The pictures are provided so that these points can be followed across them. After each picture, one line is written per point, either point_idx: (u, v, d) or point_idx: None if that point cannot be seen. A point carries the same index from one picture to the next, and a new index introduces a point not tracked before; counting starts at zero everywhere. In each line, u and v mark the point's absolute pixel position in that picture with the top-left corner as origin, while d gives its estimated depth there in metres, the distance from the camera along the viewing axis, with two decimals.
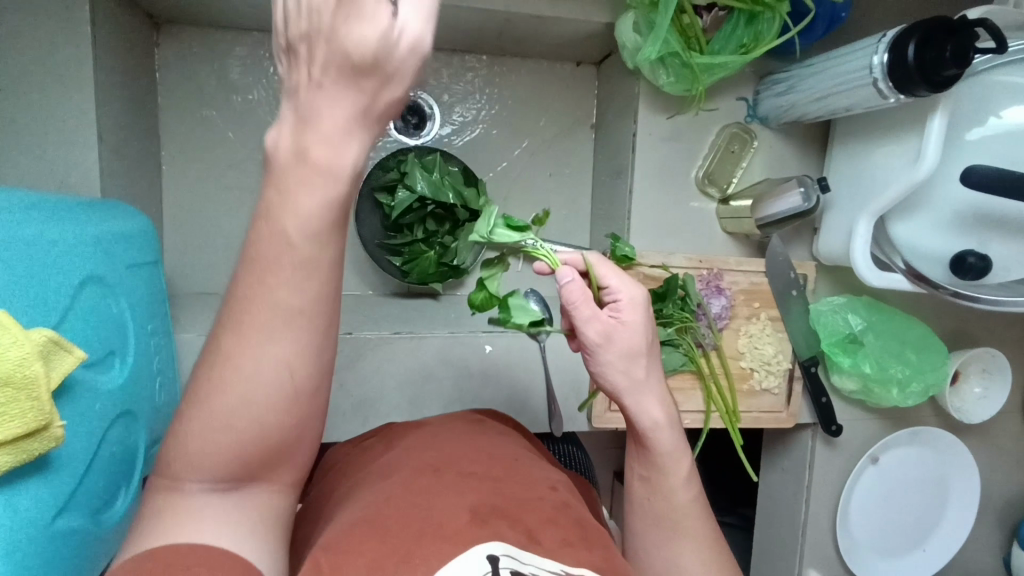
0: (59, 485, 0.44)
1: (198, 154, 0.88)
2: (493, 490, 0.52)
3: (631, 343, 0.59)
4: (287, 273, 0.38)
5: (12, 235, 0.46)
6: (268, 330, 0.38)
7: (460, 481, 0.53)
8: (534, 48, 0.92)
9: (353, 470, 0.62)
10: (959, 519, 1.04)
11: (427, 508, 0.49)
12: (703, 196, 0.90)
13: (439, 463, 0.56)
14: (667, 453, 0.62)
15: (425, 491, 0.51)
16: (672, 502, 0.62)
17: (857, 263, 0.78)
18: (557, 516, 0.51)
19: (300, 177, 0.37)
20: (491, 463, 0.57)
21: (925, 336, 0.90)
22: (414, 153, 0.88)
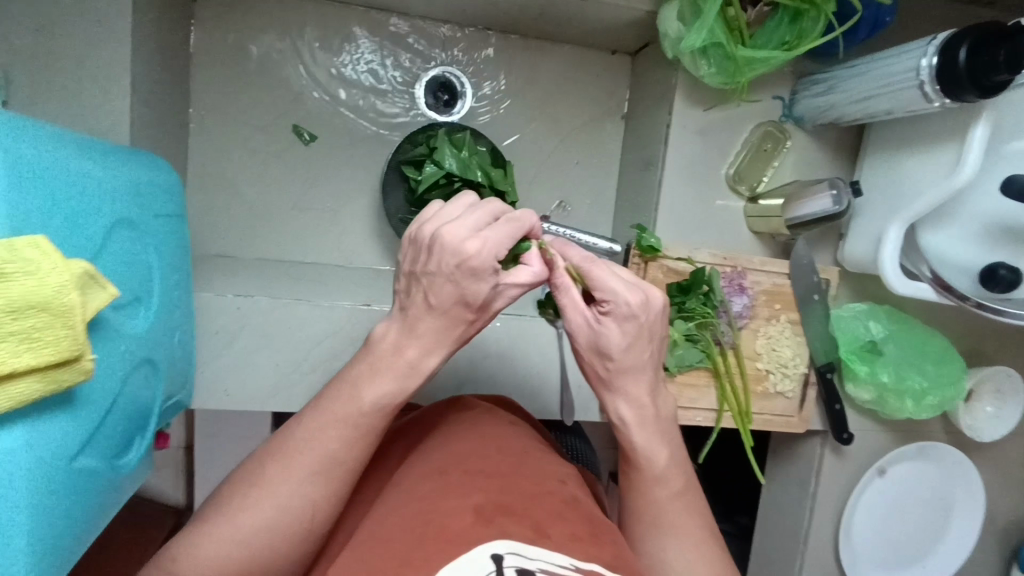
0: (82, 424, 0.43)
1: (227, 115, 0.87)
2: (499, 489, 0.51)
3: (603, 345, 0.56)
4: (344, 432, 0.52)
5: (50, 166, 0.45)
6: (310, 467, 0.52)
7: (467, 478, 0.52)
8: (572, 33, 0.92)
9: (374, 464, 0.63)
10: (961, 538, 1.03)
11: (431, 510, 0.48)
12: (732, 194, 0.89)
13: (449, 463, 0.55)
14: (643, 448, 0.60)
15: (435, 489, 0.51)
16: (658, 495, 0.60)
17: (885, 268, 0.77)
18: (565, 512, 0.50)
19: (392, 358, 0.52)
20: (500, 459, 0.56)
21: (943, 350, 0.89)
22: (444, 129, 0.87)
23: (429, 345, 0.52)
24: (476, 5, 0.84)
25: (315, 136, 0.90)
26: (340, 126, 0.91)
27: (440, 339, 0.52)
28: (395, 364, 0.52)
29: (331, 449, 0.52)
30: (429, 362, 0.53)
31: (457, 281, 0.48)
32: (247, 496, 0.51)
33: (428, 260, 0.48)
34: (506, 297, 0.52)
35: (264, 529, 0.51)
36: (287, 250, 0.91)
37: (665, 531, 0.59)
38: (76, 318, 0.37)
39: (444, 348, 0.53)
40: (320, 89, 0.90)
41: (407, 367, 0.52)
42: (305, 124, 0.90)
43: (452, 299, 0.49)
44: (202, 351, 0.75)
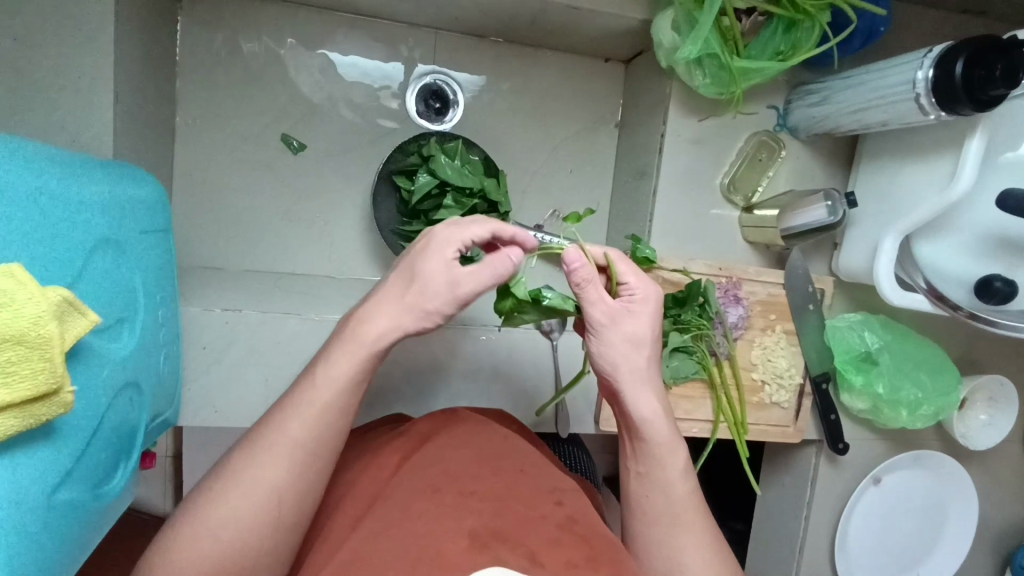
0: (64, 454, 0.42)
1: (214, 124, 0.85)
2: (494, 513, 0.50)
3: (637, 331, 0.59)
4: (330, 390, 0.55)
5: (29, 188, 0.43)
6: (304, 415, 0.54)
7: (460, 501, 0.51)
8: (565, 41, 0.91)
9: (360, 472, 0.62)
10: (955, 546, 1.03)
11: (423, 535, 0.47)
12: (726, 204, 0.88)
13: (441, 481, 0.54)
14: (661, 445, 0.61)
15: (427, 510, 0.50)
16: (666, 503, 0.61)
17: (881, 280, 0.76)
18: (560, 537, 0.49)
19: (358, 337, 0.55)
20: (492, 480, 0.55)
21: (938, 359, 0.89)
22: (435, 138, 0.86)
23: (377, 315, 0.55)
24: (468, 13, 0.83)
25: (305, 145, 0.89)
26: (330, 135, 0.89)
27: (391, 309, 0.55)
28: (348, 338, 0.55)
29: (321, 398, 0.54)
30: (375, 331, 0.55)
31: (425, 260, 0.54)
32: (242, 467, 0.53)
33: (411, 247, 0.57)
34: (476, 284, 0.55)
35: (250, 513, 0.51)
36: (276, 260, 0.89)
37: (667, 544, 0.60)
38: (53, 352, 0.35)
39: (393, 320, 0.55)
40: (309, 98, 0.88)
41: (356, 339, 0.55)
42: (294, 132, 0.88)
43: (410, 271, 0.55)
44: (189, 367, 0.73)
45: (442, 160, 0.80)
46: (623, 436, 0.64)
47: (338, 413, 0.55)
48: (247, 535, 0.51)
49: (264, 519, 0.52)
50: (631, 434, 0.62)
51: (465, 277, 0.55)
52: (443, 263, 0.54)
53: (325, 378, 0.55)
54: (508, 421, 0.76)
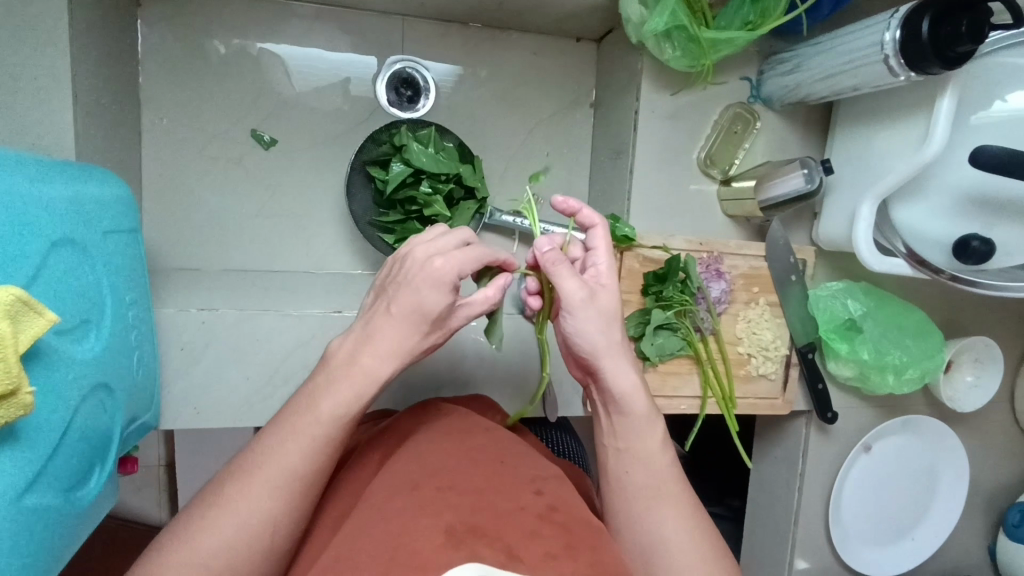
0: (30, 457, 0.41)
1: (182, 123, 0.84)
2: (474, 506, 0.50)
3: (608, 304, 0.60)
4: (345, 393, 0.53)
5: None
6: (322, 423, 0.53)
7: (438, 494, 0.51)
8: (534, 21, 0.90)
9: (346, 471, 0.62)
10: (948, 508, 1.04)
11: (400, 530, 0.47)
12: (704, 178, 0.88)
13: (423, 475, 0.54)
14: (642, 418, 0.61)
15: (406, 505, 0.50)
16: (641, 478, 0.60)
17: (860, 247, 0.76)
18: (539, 528, 0.48)
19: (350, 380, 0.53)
20: (473, 473, 0.54)
21: (922, 323, 0.89)
22: (407, 125, 0.85)
23: (387, 354, 0.54)
24: None
25: (275, 140, 0.87)
26: (301, 129, 0.88)
27: (397, 346, 0.54)
28: (353, 374, 0.54)
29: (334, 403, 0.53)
30: (383, 369, 0.54)
31: (419, 290, 0.52)
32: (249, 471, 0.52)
33: (404, 274, 0.54)
34: (462, 317, 0.56)
35: (258, 523, 0.50)
36: (254, 259, 0.88)
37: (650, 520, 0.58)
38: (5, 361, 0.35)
39: (398, 362, 0.54)
40: (277, 92, 0.87)
41: (362, 374, 0.53)
42: (264, 128, 0.87)
43: (410, 309, 0.53)
44: (169, 369, 0.72)
45: (416, 148, 0.80)
46: (600, 415, 0.64)
47: (347, 423, 0.54)
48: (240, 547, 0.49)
49: (257, 550, 0.50)
50: (610, 411, 0.62)
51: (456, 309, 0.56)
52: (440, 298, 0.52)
53: (325, 415, 0.53)
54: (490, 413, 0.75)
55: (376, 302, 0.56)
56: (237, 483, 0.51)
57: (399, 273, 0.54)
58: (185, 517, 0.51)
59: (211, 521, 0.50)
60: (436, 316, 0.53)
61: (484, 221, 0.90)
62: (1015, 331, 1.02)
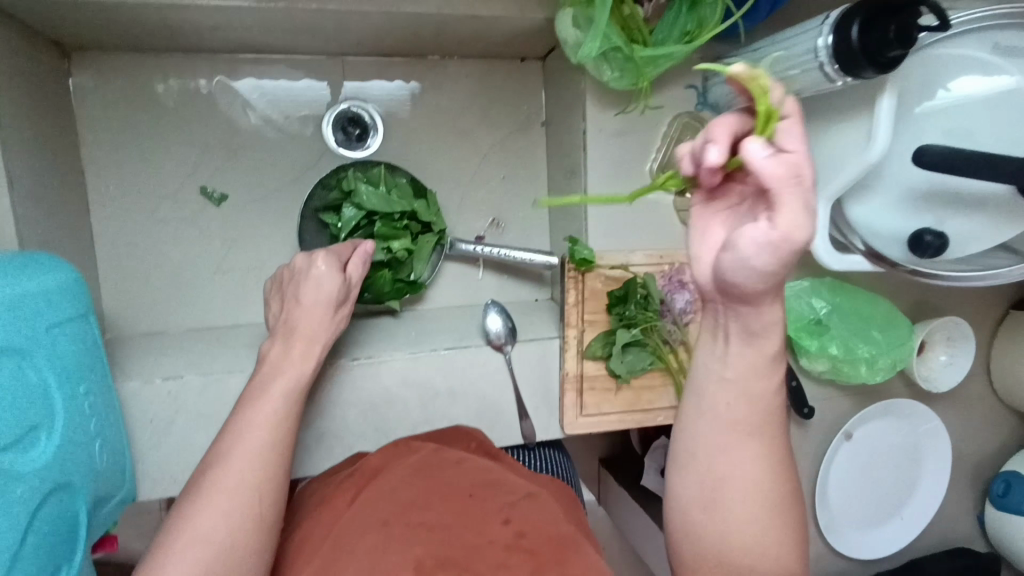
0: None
1: (129, 189, 0.83)
2: (443, 542, 0.52)
3: (795, 225, 0.38)
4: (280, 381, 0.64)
5: None
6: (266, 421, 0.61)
7: (409, 533, 0.53)
8: (474, 47, 0.89)
9: (317, 512, 0.62)
10: (933, 483, 1.06)
11: (371, 571, 0.50)
12: (659, 189, 0.87)
13: (392, 514, 0.55)
14: (763, 360, 0.48)
15: (376, 549, 0.52)
16: (719, 406, 0.50)
17: (817, 248, 0.76)
18: (507, 559, 0.51)
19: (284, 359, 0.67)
20: (441, 504, 0.56)
21: (887, 312, 0.89)
22: (355, 168, 0.85)
23: (312, 337, 0.69)
24: (369, 36, 0.81)
25: (227, 195, 0.87)
26: (251, 180, 0.87)
27: (317, 318, 0.69)
28: (292, 359, 0.67)
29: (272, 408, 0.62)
30: (311, 329, 0.69)
31: (311, 285, 0.70)
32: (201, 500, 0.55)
33: (290, 284, 0.71)
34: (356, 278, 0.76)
35: (224, 538, 0.53)
36: (217, 315, 0.87)
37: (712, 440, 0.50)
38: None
39: (327, 325, 0.70)
40: (222, 145, 0.86)
41: (301, 356, 0.67)
42: (213, 184, 0.86)
43: (316, 297, 0.70)
44: (141, 440, 0.72)
45: (365, 190, 0.82)
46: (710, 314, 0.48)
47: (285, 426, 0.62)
48: None
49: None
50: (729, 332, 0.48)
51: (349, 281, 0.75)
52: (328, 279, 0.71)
53: (265, 419, 0.61)
54: (464, 440, 0.76)
55: (284, 310, 0.71)
56: (192, 528, 0.53)
57: (288, 285, 0.71)
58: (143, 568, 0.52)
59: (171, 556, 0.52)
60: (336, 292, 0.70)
61: (445, 252, 0.92)
62: (981, 307, 1.04)
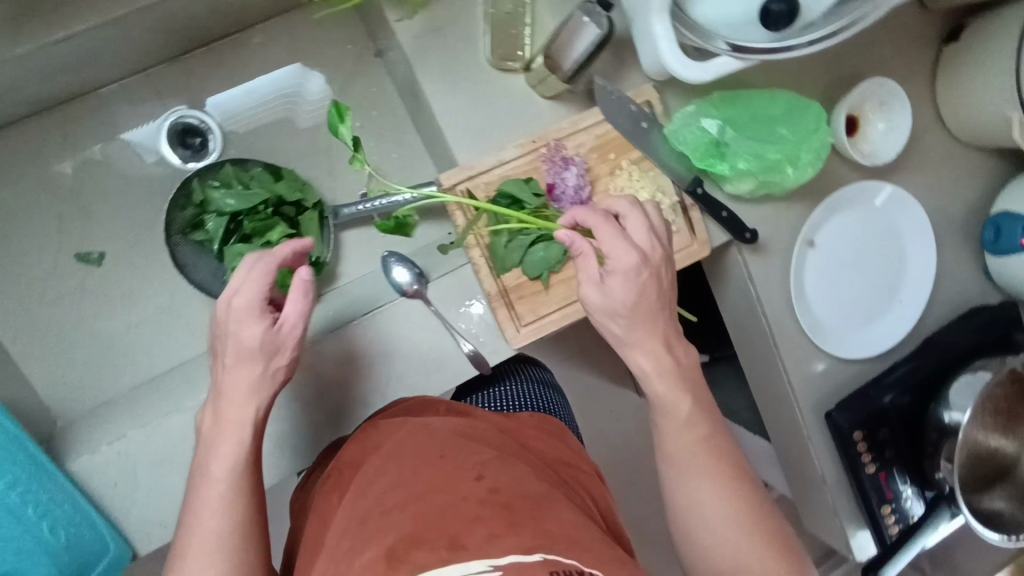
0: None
1: (19, 281, 0.86)
2: (419, 517, 0.62)
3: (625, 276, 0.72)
4: (227, 447, 0.69)
5: None
6: (220, 494, 0.68)
7: (383, 517, 0.63)
8: (266, 8, 0.85)
9: (329, 510, 0.72)
10: (919, 254, 1.00)
11: (356, 564, 0.60)
12: (507, 74, 0.81)
13: (375, 506, 0.66)
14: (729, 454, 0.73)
15: (358, 540, 0.63)
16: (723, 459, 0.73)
17: (672, 68, 0.70)
18: (480, 512, 0.61)
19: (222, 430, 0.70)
20: (416, 482, 0.66)
21: (790, 101, 0.83)
22: (200, 177, 0.82)
23: (245, 399, 0.69)
24: (154, 41, 0.80)
25: (105, 254, 0.88)
26: (122, 228, 0.89)
27: (250, 381, 0.70)
28: (224, 426, 0.70)
29: (219, 483, 0.68)
30: (240, 395, 0.70)
31: (236, 336, 0.69)
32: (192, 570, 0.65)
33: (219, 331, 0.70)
34: (296, 322, 0.71)
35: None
36: (153, 367, 0.89)
37: (614, 313, 0.73)
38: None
39: (258, 389, 0.70)
40: (87, 205, 0.88)
41: (232, 426, 0.70)
42: (90, 245, 0.88)
43: (239, 351, 0.69)
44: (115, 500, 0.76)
45: (218, 194, 0.81)
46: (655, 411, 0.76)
47: (249, 494, 0.69)
48: None
49: None
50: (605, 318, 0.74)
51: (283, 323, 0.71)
52: (251, 329, 0.68)
53: (219, 483, 0.68)
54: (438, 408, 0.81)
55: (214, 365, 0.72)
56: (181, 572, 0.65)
57: (218, 333, 0.71)
58: None
59: None
60: (261, 343, 0.69)
61: (333, 223, 0.89)
62: (894, 59, 0.97)
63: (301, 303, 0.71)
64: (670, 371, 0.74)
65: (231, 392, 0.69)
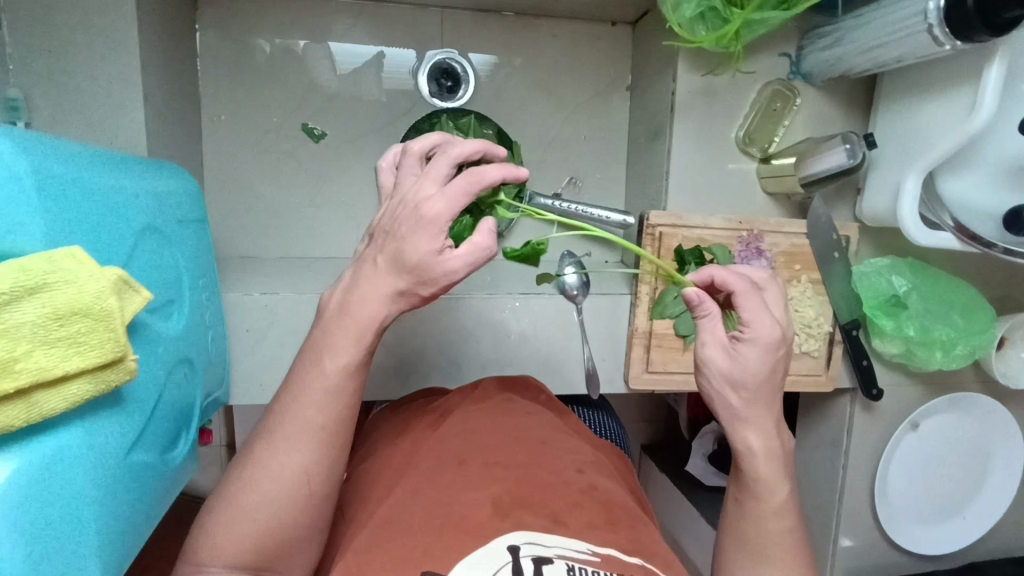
0: (106, 431, 0.45)
1: (238, 119, 0.89)
2: (518, 479, 0.62)
3: (760, 352, 0.59)
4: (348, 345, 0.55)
5: (92, 183, 0.47)
6: (323, 395, 0.55)
7: (484, 470, 0.63)
8: (569, 6, 0.91)
9: (404, 446, 0.71)
10: (1000, 486, 1.03)
11: (451, 501, 0.59)
12: (743, 157, 0.88)
13: (472, 455, 0.66)
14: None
15: (455, 480, 0.62)
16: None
17: (904, 222, 0.75)
18: (581, 501, 0.61)
19: (343, 324, 0.55)
20: (515, 451, 0.67)
21: (972, 298, 0.87)
22: (447, 115, 0.89)
23: (369, 313, 0.54)
24: None
25: (324, 134, 0.92)
26: (348, 119, 0.92)
27: (385, 296, 0.54)
28: (345, 321, 0.55)
29: (323, 381, 0.55)
30: (366, 310, 0.54)
31: (403, 243, 0.51)
32: (262, 452, 0.56)
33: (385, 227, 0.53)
34: (453, 270, 0.52)
35: (283, 483, 0.55)
36: (310, 247, 0.94)
37: (731, 389, 0.61)
38: (68, 286, 0.37)
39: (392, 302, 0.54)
40: (326, 86, 0.91)
41: (357, 325, 0.55)
42: (315, 121, 0.91)
43: (397, 263, 0.52)
44: (239, 346, 0.79)
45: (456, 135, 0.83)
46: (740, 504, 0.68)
47: (352, 399, 0.57)
48: (283, 518, 0.55)
49: (298, 506, 0.56)
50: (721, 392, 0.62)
51: (448, 258, 0.51)
52: (418, 247, 0.51)
53: (328, 376, 0.55)
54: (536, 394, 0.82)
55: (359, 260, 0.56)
56: (262, 449, 0.56)
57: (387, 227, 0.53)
58: (226, 478, 0.56)
59: (242, 485, 0.55)
60: (416, 266, 0.51)
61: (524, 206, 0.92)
62: None
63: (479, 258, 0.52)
64: (777, 456, 0.64)
65: (358, 300, 0.54)
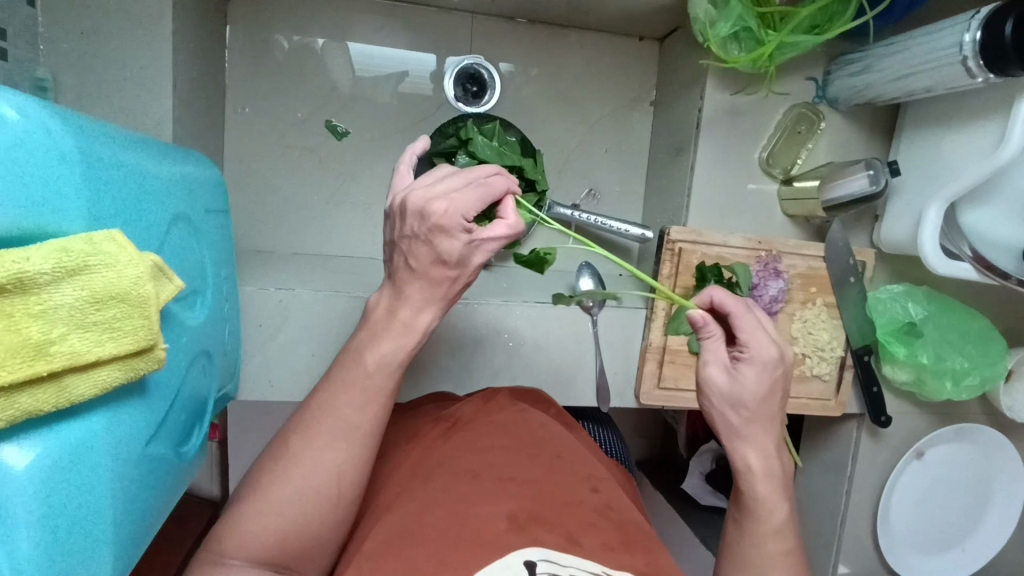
0: (127, 425, 0.43)
1: (262, 112, 0.89)
2: (534, 496, 0.61)
3: (762, 372, 0.60)
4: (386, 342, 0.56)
5: (129, 168, 0.47)
6: (354, 387, 0.56)
7: (499, 484, 0.62)
8: (599, 19, 0.91)
9: (412, 451, 0.69)
10: (1000, 520, 1.03)
11: (467, 512, 0.58)
12: (765, 177, 0.89)
13: (486, 468, 0.64)
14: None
15: (470, 491, 0.61)
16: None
17: (925, 250, 0.75)
18: (596, 521, 0.60)
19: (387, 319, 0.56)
20: (533, 465, 0.65)
21: (983, 330, 0.88)
22: (473, 120, 0.88)
23: (415, 315, 0.56)
24: None
25: (347, 132, 0.92)
26: (371, 118, 0.92)
27: (430, 295, 0.55)
28: (387, 316, 0.56)
29: (351, 375, 0.56)
30: (418, 314, 0.56)
31: (432, 241, 0.51)
32: (286, 445, 0.55)
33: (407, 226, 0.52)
34: (486, 253, 0.54)
35: (309, 477, 0.54)
36: (325, 244, 0.93)
37: (733, 407, 0.61)
38: (106, 270, 0.37)
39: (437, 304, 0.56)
40: (352, 84, 0.91)
41: (402, 327, 0.56)
42: (338, 118, 0.91)
43: (431, 258, 0.52)
44: (251, 341, 0.77)
45: (480, 141, 0.78)
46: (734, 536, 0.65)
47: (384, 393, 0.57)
48: (307, 512, 0.54)
49: (326, 499, 0.55)
50: (722, 411, 0.62)
51: (479, 246, 0.53)
52: (449, 240, 0.51)
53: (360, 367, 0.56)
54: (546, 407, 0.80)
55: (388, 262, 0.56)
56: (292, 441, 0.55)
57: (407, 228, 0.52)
58: (254, 471, 0.56)
59: (270, 477, 0.55)
60: (453, 259, 0.52)
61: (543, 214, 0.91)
62: None
63: (512, 235, 0.54)
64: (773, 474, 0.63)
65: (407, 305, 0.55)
